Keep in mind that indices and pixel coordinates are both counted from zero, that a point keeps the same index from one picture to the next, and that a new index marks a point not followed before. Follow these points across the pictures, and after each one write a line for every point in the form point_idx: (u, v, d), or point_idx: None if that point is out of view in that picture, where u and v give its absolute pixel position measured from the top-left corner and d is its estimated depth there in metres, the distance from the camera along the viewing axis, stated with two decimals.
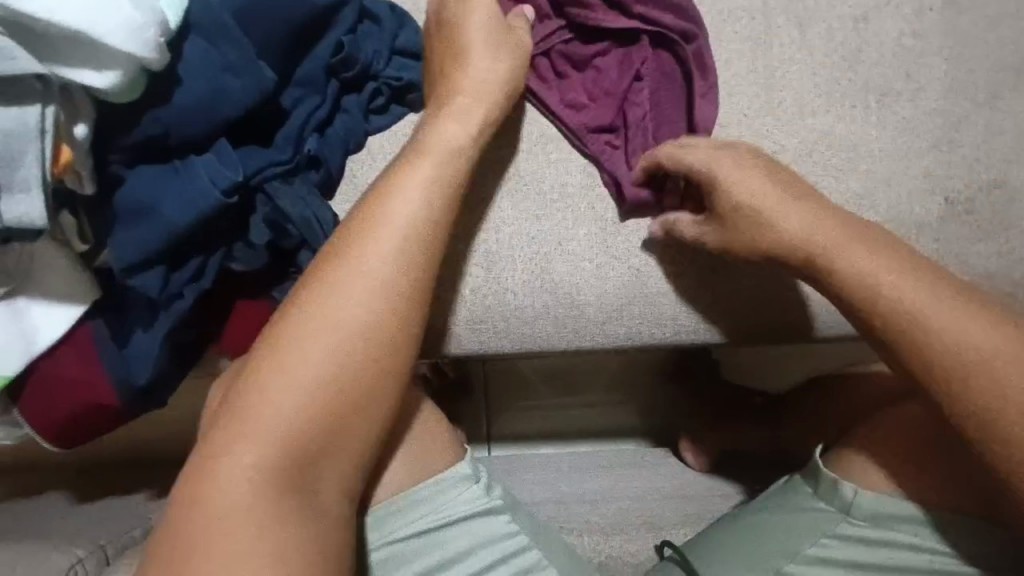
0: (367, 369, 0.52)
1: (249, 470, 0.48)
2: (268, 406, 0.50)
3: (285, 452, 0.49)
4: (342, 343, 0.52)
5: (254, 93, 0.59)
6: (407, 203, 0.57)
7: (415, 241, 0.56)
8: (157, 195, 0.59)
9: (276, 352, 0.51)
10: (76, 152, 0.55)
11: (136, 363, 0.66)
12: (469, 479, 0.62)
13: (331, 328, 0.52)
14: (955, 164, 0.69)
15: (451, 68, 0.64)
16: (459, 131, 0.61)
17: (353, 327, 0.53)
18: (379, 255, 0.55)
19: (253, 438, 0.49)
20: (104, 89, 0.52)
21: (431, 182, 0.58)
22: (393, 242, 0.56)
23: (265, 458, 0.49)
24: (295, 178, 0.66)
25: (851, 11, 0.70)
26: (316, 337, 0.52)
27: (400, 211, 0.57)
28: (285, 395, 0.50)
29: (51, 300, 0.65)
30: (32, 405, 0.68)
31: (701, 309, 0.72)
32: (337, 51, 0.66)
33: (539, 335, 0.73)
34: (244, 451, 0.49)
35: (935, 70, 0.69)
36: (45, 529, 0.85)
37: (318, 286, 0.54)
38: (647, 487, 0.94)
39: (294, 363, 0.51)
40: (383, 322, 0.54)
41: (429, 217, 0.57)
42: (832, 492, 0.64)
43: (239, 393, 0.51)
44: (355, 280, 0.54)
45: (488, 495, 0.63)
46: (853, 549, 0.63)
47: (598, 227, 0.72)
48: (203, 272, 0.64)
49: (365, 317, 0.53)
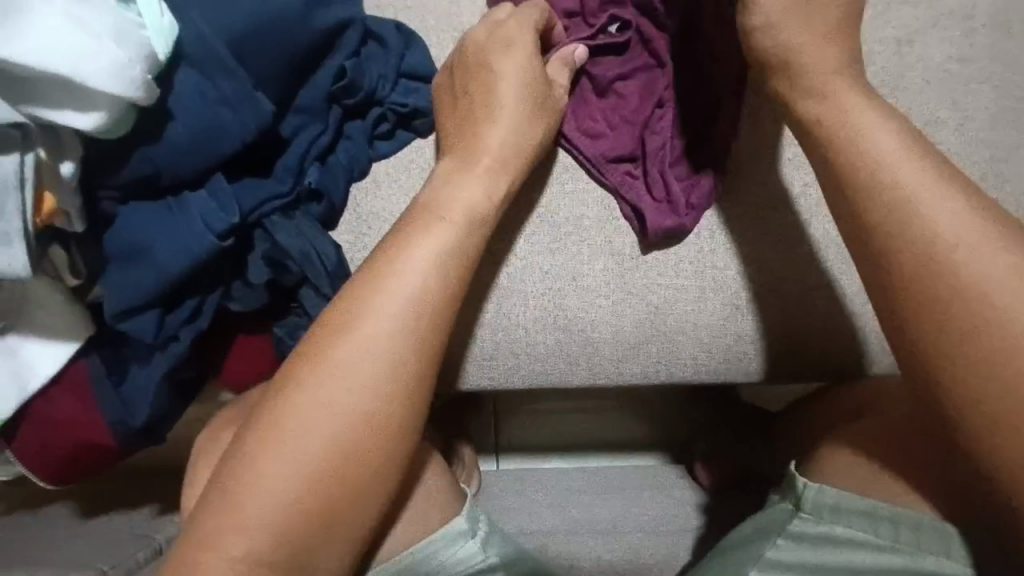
0: (371, 448, 0.48)
1: (250, 532, 0.46)
2: (267, 467, 0.47)
3: (283, 516, 0.47)
4: (339, 418, 0.48)
5: (251, 126, 0.55)
6: (414, 267, 0.52)
7: (420, 307, 0.51)
8: (149, 235, 0.56)
9: (273, 422, 0.48)
10: (60, 193, 0.52)
11: (133, 400, 0.64)
12: (465, 535, 0.60)
13: (327, 401, 0.48)
14: (1001, 200, 0.64)
15: (470, 117, 0.60)
16: (470, 189, 0.56)
17: (349, 398, 0.48)
18: (384, 303, 0.51)
19: (250, 501, 0.47)
20: (91, 130, 0.49)
21: (441, 245, 0.53)
22: (397, 311, 0.50)
23: (262, 521, 0.46)
24: (296, 211, 0.62)
25: (894, 33, 0.64)
26: (314, 408, 0.48)
27: (404, 274, 0.51)
28: (278, 470, 0.47)
29: (44, 337, 0.62)
30: (26, 444, 0.65)
31: (722, 347, 0.69)
32: (339, 77, 0.62)
33: (551, 371, 0.70)
34: (241, 515, 0.47)
35: (983, 98, 0.64)
36: (47, 551, 0.84)
37: (317, 354, 0.50)
38: (659, 516, 0.91)
39: (289, 436, 0.48)
40: (383, 394, 0.49)
41: (435, 282, 0.52)
42: (787, 487, 0.57)
43: (234, 463, 0.48)
44: (355, 350, 0.49)
45: (482, 553, 0.60)
46: (809, 553, 0.54)
47: (615, 261, 0.68)
48: (200, 311, 0.61)
49: (363, 389, 0.49)
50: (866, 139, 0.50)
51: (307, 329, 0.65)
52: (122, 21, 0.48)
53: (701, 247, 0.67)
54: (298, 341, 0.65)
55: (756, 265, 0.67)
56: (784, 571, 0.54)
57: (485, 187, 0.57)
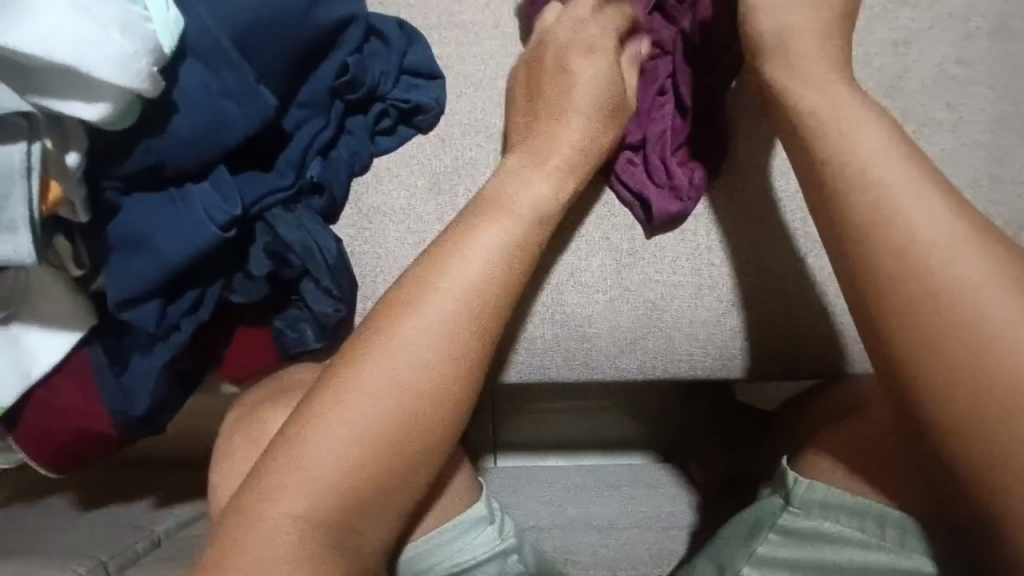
0: (401, 433, 0.48)
1: (295, 509, 0.46)
2: (318, 444, 0.47)
3: (330, 494, 0.47)
4: (383, 404, 0.48)
5: (254, 119, 0.56)
6: (475, 257, 0.53)
7: (474, 296, 0.52)
8: (152, 226, 0.57)
9: (317, 402, 0.49)
10: (66, 184, 0.53)
11: (133, 390, 0.64)
12: (483, 521, 0.61)
13: (367, 385, 0.49)
14: (996, 201, 0.65)
15: (545, 112, 0.61)
16: (535, 183, 0.57)
17: (390, 382, 0.49)
18: (444, 291, 0.51)
19: (298, 477, 0.47)
20: (97, 121, 0.50)
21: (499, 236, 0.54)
22: (453, 300, 0.51)
23: (311, 498, 0.47)
24: (297, 204, 0.63)
25: (892, 34, 0.65)
26: (354, 393, 0.48)
27: (461, 265, 0.52)
28: (319, 451, 0.47)
29: (48, 325, 0.63)
30: (29, 431, 0.66)
31: (718, 344, 0.69)
32: (341, 73, 0.63)
33: (548, 366, 0.70)
34: (289, 490, 0.47)
35: (978, 99, 0.65)
36: (48, 542, 0.84)
37: (371, 337, 0.50)
38: (655, 514, 0.92)
39: (329, 419, 0.48)
40: (428, 382, 0.49)
41: (495, 274, 0.53)
42: (779, 483, 0.58)
43: (276, 450, 0.48)
44: (409, 335, 0.50)
45: (500, 537, 0.62)
46: (797, 547, 0.56)
47: (612, 257, 0.68)
48: (202, 302, 0.62)
49: (406, 376, 0.49)
50: (861, 137, 0.51)
51: (307, 321, 0.66)
52: (127, 14, 0.49)
53: (728, 238, 0.68)
54: (298, 332, 0.66)
55: (752, 264, 0.68)
56: (774, 566, 0.56)
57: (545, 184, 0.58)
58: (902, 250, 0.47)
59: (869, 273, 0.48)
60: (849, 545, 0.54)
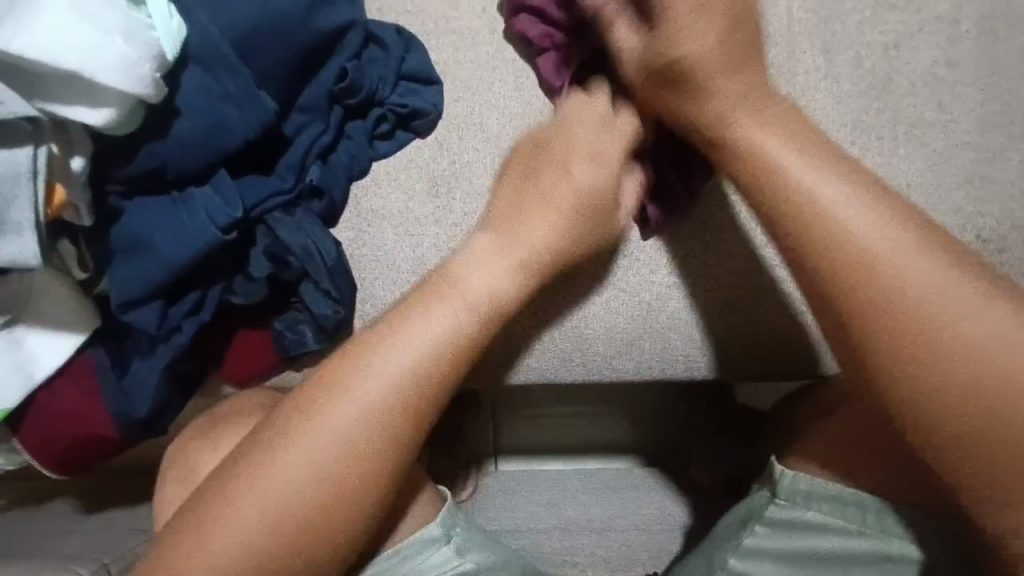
0: (321, 505, 0.51)
1: (247, 527, 0.50)
2: (273, 468, 0.50)
3: (279, 519, 0.50)
4: (309, 471, 0.50)
5: (255, 123, 0.58)
6: (415, 343, 0.53)
7: (410, 385, 0.52)
8: (154, 229, 0.58)
9: (250, 462, 0.51)
10: (71, 187, 0.54)
11: (134, 393, 0.65)
12: (439, 540, 0.63)
13: (294, 453, 0.50)
14: (988, 201, 0.65)
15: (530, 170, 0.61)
16: (498, 257, 0.57)
17: (317, 452, 0.51)
18: (409, 342, 0.53)
19: (251, 498, 0.50)
20: (100, 125, 0.51)
21: (446, 322, 0.54)
22: (388, 385, 0.52)
23: (262, 518, 0.50)
24: (297, 207, 0.64)
25: (881, 38, 0.66)
26: (282, 457, 0.51)
27: (400, 352, 0.53)
28: (244, 508, 0.50)
29: (52, 327, 0.64)
30: (31, 433, 0.67)
31: (713, 346, 0.70)
32: (341, 78, 0.64)
33: (544, 366, 0.71)
34: (244, 508, 0.50)
35: (968, 101, 0.66)
36: (50, 546, 0.85)
37: (306, 408, 0.52)
38: (651, 515, 0.95)
39: (257, 480, 0.50)
40: (354, 461, 0.51)
41: (433, 363, 0.53)
42: (766, 477, 0.60)
43: (207, 496, 0.51)
44: (341, 412, 0.51)
45: (457, 557, 0.63)
46: (783, 538, 0.59)
47: (610, 259, 0.69)
48: (203, 304, 0.63)
49: (334, 450, 0.51)
50: None
51: (306, 323, 0.67)
52: (131, 22, 0.50)
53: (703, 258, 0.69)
54: (298, 334, 0.67)
55: (748, 266, 0.69)
56: (759, 556, 0.59)
57: (499, 264, 0.57)
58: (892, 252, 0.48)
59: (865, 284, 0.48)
60: (828, 537, 0.57)
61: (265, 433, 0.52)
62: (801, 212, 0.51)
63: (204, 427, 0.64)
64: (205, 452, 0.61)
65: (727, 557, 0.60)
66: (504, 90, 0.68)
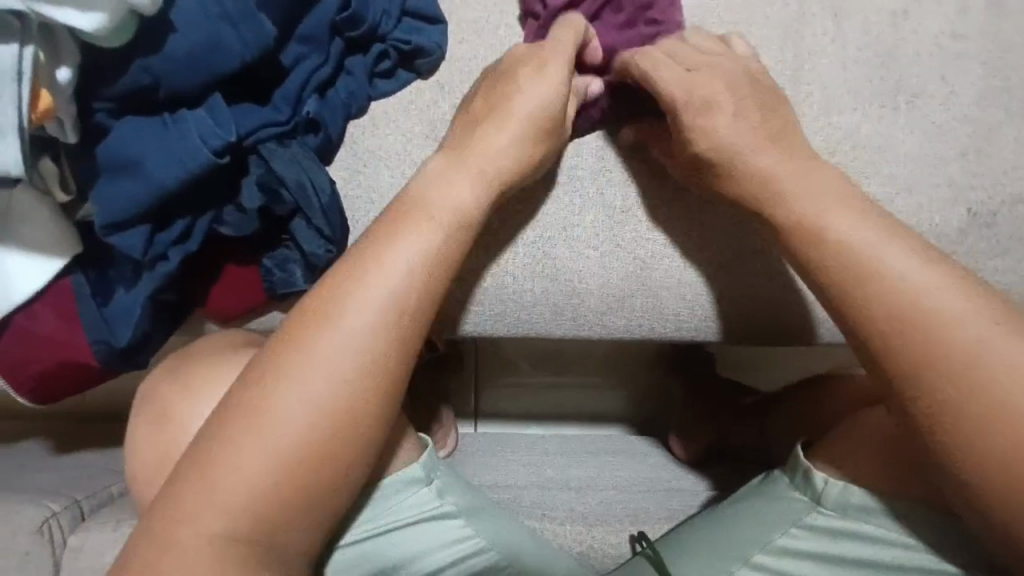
0: (315, 476, 0.50)
1: (217, 506, 0.49)
2: (236, 455, 0.49)
3: (249, 499, 0.49)
4: (297, 438, 0.49)
5: (253, 46, 0.56)
6: (385, 285, 0.52)
7: (373, 329, 0.51)
8: (142, 149, 0.56)
9: (230, 434, 0.50)
10: (57, 97, 0.52)
11: (117, 321, 0.64)
12: (420, 482, 0.62)
13: (271, 414, 0.50)
14: (982, 175, 0.67)
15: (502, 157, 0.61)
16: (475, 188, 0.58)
17: (297, 419, 0.49)
18: (362, 301, 0.52)
19: (221, 480, 0.49)
20: (90, 32, 0.50)
21: (419, 260, 0.54)
22: (352, 335, 0.51)
23: (231, 497, 0.49)
24: (292, 141, 0.62)
25: (890, 6, 0.67)
26: (263, 423, 0.49)
27: (361, 300, 0.52)
28: (237, 487, 0.49)
29: (29, 250, 0.62)
30: (11, 356, 0.66)
31: (705, 306, 0.70)
32: (343, 8, 0.62)
33: (535, 320, 0.71)
34: (213, 487, 0.49)
35: (971, 74, 0.67)
36: (21, 483, 0.83)
37: (276, 372, 0.50)
38: (633, 479, 0.93)
39: (217, 460, 0.49)
40: (333, 418, 0.50)
41: (399, 305, 0.52)
42: (806, 484, 0.62)
43: (190, 481, 0.49)
44: (311, 372, 0.50)
45: (438, 500, 0.63)
46: (824, 540, 0.60)
47: (605, 213, 0.69)
48: (190, 234, 0.61)
49: (305, 405, 0.50)
50: None
51: (297, 262, 0.65)
52: None
53: (694, 229, 0.69)
54: (288, 274, 0.65)
55: (738, 231, 0.69)
56: (791, 557, 0.61)
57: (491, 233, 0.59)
58: (860, 249, 0.53)
59: (836, 277, 0.54)
60: (864, 544, 0.59)
61: (235, 407, 0.50)
62: (818, 210, 0.56)
63: (171, 369, 0.63)
64: (173, 401, 0.60)
65: (754, 552, 0.61)
66: (509, 35, 0.67)
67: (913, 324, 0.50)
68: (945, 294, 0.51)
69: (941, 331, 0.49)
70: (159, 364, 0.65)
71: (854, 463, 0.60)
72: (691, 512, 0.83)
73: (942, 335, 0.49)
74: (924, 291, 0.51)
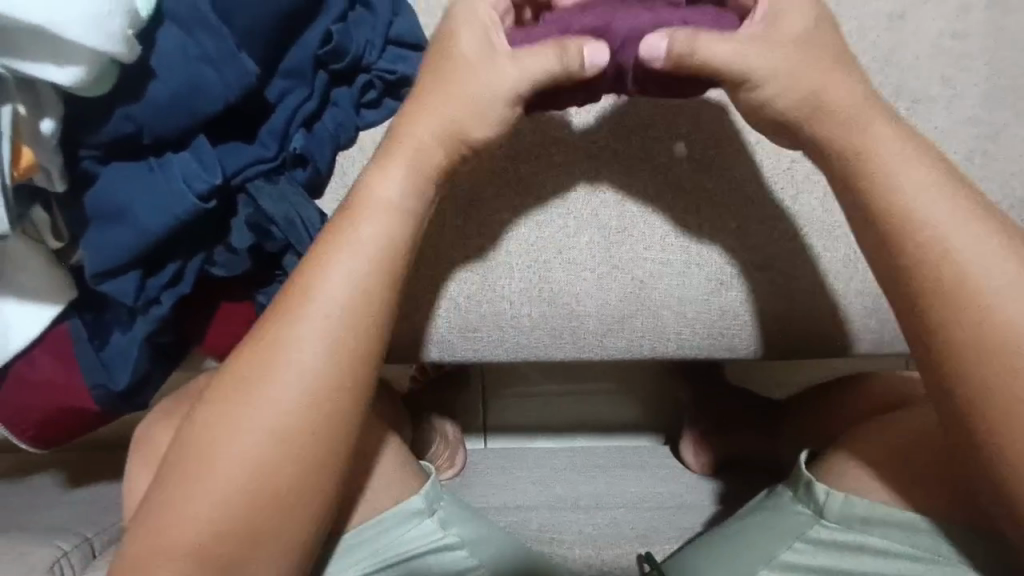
0: (267, 500, 0.50)
1: (188, 527, 0.49)
2: (202, 477, 0.49)
3: (214, 518, 0.49)
4: (244, 461, 0.49)
5: (234, 87, 0.55)
6: (328, 290, 0.52)
7: (323, 345, 0.51)
8: (128, 196, 0.56)
9: (223, 482, 0.49)
10: (39, 149, 0.53)
11: (114, 364, 0.64)
12: (420, 515, 0.61)
13: (235, 431, 0.50)
14: (988, 179, 0.65)
15: None
16: (400, 178, 0.54)
17: (258, 435, 0.50)
18: (309, 309, 0.51)
19: (189, 499, 0.49)
20: (69, 85, 0.50)
21: (359, 259, 0.52)
22: (298, 360, 0.51)
23: (201, 519, 0.49)
24: (279, 176, 0.62)
25: (887, 9, 0.65)
26: (227, 443, 0.50)
27: (311, 308, 0.51)
28: (193, 515, 0.49)
29: (24, 298, 0.62)
30: (13, 402, 0.66)
31: (707, 324, 0.69)
32: (325, 41, 0.61)
33: (535, 344, 0.70)
34: (182, 509, 0.49)
35: (972, 76, 0.65)
36: (34, 521, 0.84)
37: (239, 401, 0.50)
38: (642, 494, 0.92)
39: (183, 484, 0.50)
40: (282, 441, 0.50)
41: (351, 312, 0.52)
42: (806, 494, 0.61)
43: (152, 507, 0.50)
44: (264, 390, 0.50)
45: (440, 531, 0.62)
46: (826, 554, 0.59)
47: (600, 234, 0.68)
48: (182, 276, 0.61)
49: (266, 422, 0.50)
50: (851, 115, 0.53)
51: None
52: None
53: (693, 247, 0.68)
54: None
55: (738, 245, 0.67)
56: (799, 573, 0.59)
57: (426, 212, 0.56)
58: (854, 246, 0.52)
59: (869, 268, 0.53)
60: (871, 556, 0.57)
61: (198, 435, 0.51)
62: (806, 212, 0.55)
63: (175, 406, 0.62)
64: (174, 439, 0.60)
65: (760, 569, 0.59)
66: None
67: (938, 316, 0.49)
68: (1006, 292, 0.48)
69: (979, 327, 0.48)
70: (155, 410, 0.64)
71: (862, 476, 0.58)
72: (701, 531, 0.82)
73: (950, 326, 0.49)
74: (987, 294, 0.48)
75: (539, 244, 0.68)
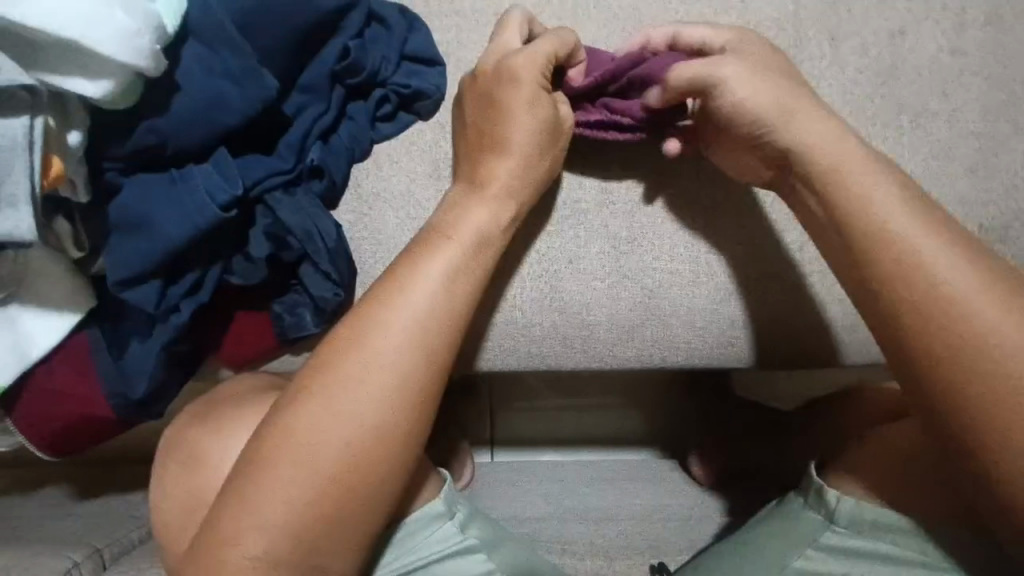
0: (327, 520, 0.49)
1: (251, 545, 0.48)
2: (260, 498, 0.49)
3: (276, 537, 0.49)
4: (307, 481, 0.49)
5: (254, 101, 0.57)
6: (403, 312, 0.53)
7: (393, 369, 0.51)
8: (151, 207, 0.58)
9: (250, 491, 0.49)
10: (67, 160, 0.54)
11: (131, 373, 0.64)
12: (443, 517, 0.61)
13: (298, 452, 0.49)
14: (992, 189, 0.66)
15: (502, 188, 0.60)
16: (481, 217, 0.58)
17: (324, 457, 0.49)
18: (380, 333, 0.52)
19: (251, 519, 0.49)
20: (97, 97, 0.52)
21: (436, 284, 0.54)
22: (368, 382, 0.51)
23: (264, 540, 0.49)
24: (297, 188, 0.63)
25: (887, 25, 0.66)
26: (290, 464, 0.49)
27: (385, 331, 0.52)
28: (247, 529, 0.49)
29: (44, 307, 0.63)
30: (30, 412, 0.67)
31: (716, 332, 0.70)
32: (343, 57, 0.63)
33: (546, 353, 0.71)
34: (244, 528, 0.49)
35: (973, 89, 0.66)
36: (44, 534, 0.84)
37: (295, 417, 0.50)
38: (651, 506, 0.92)
39: (243, 505, 0.49)
40: (348, 463, 0.50)
41: (425, 335, 0.53)
42: (816, 501, 0.61)
43: (213, 524, 0.50)
44: (333, 410, 0.50)
45: (462, 533, 0.62)
46: (839, 561, 0.58)
47: (610, 245, 0.69)
48: (201, 285, 0.62)
49: (332, 444, 0.50)
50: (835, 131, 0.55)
51: (306, 306, 0.66)
52: None
53: (702, 256, 0.69)
54: (298, 318, 0.66)
55: (744, 254, 0.69)
56: None
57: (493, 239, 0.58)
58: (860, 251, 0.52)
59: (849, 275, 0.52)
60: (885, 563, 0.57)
61: (256, 451, 0.50)
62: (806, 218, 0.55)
63: (200, 411, 0.63)
64: (190, 448, 0.60)
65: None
66: None
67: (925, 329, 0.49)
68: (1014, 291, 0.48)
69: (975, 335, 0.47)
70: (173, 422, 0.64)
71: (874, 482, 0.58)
72: (711, 542, 0.81)
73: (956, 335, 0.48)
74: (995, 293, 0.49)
75: (550, 254, 0.69)
